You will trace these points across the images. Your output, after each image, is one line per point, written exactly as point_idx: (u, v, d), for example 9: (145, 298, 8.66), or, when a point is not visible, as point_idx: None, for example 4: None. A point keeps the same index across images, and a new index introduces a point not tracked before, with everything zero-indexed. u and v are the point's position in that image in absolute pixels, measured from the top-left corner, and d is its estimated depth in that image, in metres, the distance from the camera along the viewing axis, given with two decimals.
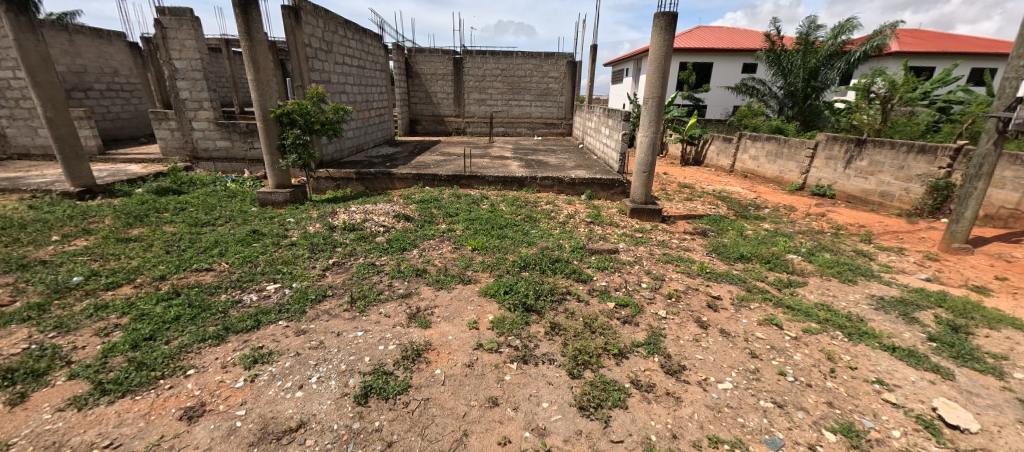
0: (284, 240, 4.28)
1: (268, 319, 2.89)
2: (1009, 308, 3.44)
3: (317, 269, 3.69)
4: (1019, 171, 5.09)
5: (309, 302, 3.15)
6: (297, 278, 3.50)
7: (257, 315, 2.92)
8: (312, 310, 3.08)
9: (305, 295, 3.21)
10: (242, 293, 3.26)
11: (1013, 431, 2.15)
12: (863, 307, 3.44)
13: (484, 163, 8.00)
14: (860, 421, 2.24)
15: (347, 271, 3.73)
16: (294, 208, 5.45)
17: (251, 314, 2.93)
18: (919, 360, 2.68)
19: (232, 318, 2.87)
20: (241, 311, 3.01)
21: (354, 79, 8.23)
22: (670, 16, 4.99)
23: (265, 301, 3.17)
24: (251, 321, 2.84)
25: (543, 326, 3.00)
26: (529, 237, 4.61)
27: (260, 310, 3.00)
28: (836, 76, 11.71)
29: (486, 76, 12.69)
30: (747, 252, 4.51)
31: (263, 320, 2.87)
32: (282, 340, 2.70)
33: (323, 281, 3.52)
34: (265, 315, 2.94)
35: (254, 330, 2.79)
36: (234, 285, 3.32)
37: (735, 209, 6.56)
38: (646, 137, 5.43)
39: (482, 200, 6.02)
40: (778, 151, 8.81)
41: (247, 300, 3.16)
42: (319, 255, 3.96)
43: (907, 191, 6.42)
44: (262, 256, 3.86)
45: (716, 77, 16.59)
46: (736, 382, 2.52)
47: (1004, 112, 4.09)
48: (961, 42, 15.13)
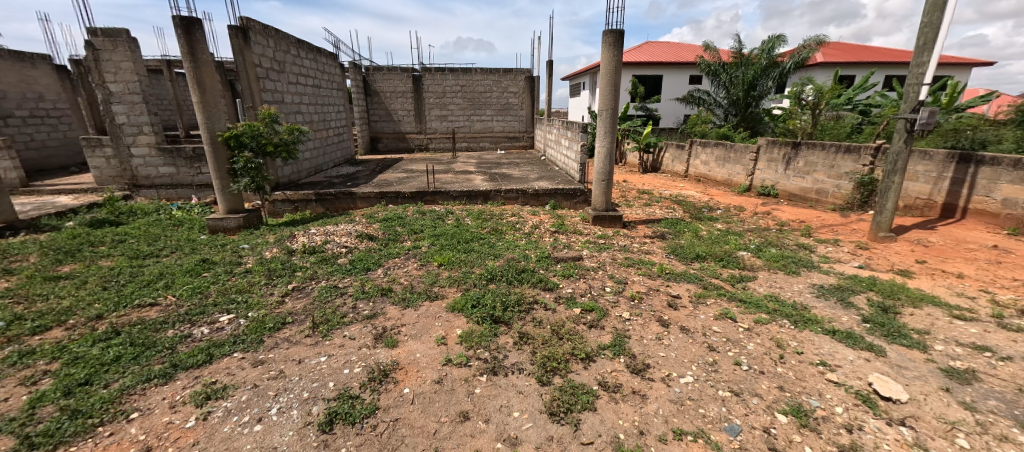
0: (237, 268, 4.09)
1: (222, 352, 2.73)
2: (930, 287, 3.82)
3: (275, 296, 3.54)
4: (928, 166, 5.70)
5: (267, 331, 3.01)
6: (254, 307, 3.34)
7: (209, 349, 2.75)
8: (270, 338, 2.95)
9: (263, 324, 3.07)
10: (192, 327, 3.07)
11: (936, 397, 2.37)
12: (806, 295, 3.71)
13: (448, 179, 8.02)
14: (807, 401, 2.40)
15: (308, 296, 3.59)
16: (248, 233, 5.21)
17: (203, 348, 2.76)
18: (856, 341, 2.92)
19: (181, 354, 2.70)
20: (190, 346, 2.83)
21: (310, 99, 8.06)
22: (618, 33, 5.27)
23: (218, 334, 3.00)
24: (203, 355, 2.68)
25: (512, 336, 3.02)
26: (495, 250, 4.64)
27: (212, 343, 2.83)
28: (772, 85, 12.67)
29: (446, 93, 12.75)
30: (702, 251, 4.75)
31: (216, 353, 2.71)
32: (238, 373, 2.57)
33: (282, 308, 3.37)
34: (218, 348, 2.78)
35: (206, 365, 2.63)
36: (183, 319, 3.13)
37: (690, 212, 6.91)
38: (603, 148, 5.63)
39: (447, 216, 6.01)
40: (725, 156, 9.37)
41: (198, 334, 2.98)
42: (277, 281, 3.81)
43: (838, 187, 6.98)
44: (214, 286, 3.67)
45: (667, 89, 17.51)
46: (696, 375, 2.64)
47: (910, 114, 4.61)
48: (875, 52, 16.82)
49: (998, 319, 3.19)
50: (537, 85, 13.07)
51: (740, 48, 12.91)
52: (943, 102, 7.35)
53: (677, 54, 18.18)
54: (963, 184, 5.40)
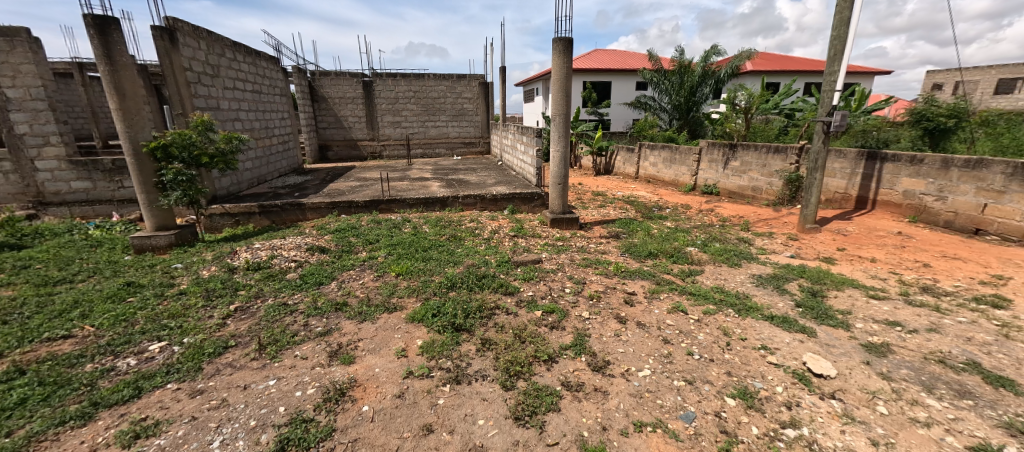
0: (169, 290, 3.78)
1: (152, 384, 2.51)
2: (850, 272, 4.25)
3: (214, 319, 3.30)
4: (843, 163, 6.35)
5: (205, 357, 2.81)
6: (189, 331, 3.10)
7: (136, 382, 2.52)
8: (209, 365, 2.75)
9: (201, 350, 2.86)
10: (116, 359, 2.80)
11: (859, 371, 2.64)
12: (747, 285, 4.01)
13: (403, 186, 7.86)
14: (752, 384, 2.59)
15: (253, 316, 3.38)
16: (180, 251, 4.83)
17: (129, 381, 2.52)
18: (791, 324, 3.19)
19: (102, 391, 2.45)
20: (114, 380, 2.58)
21: (249, 106, 7.62)
22: (567, 41, 5.44)
23: (147, 365, 2.75)
24: (129, 389, 2.45)
25: (474, 343, 3.02)
26: (454, 257, 4.61)
27: (140, 375, 2.59)
28: (709, 92, 13.56)
29: (398, 99, 12.51)
30: (654, 249, 4.98)
31: (146, 386, 2.49)
32: (173, 406, 2.37)
33: (222, 331, 3.16)
34: (147, 380, 2.55)
35: (134, 400, 2.41)
36: (104, 350, 2.84)
37: (642, 212, 7.23)
38: (557, 152, 5.76)
39: (404, 224, 5.90)
40: (671, 157, 9.91)
41: (122, 366, 2.72)
42: (217, 302, 3.56)
43: (770, 184, 7.60)
44: (140, 312, 3.36)
45: (616, 94, 18.24)
46: (653, 368, 2.77)
47: (826, 117, 5.12)
48: (796, 62, 18.49)
49: (905, 297, 3.61)
50: (491, 90, 13.16)
51: (681, 56, 13.73)
52: (853, 106, 8.21)
53: (623, 61, 19.01)
54: (872, 179, 6.05)
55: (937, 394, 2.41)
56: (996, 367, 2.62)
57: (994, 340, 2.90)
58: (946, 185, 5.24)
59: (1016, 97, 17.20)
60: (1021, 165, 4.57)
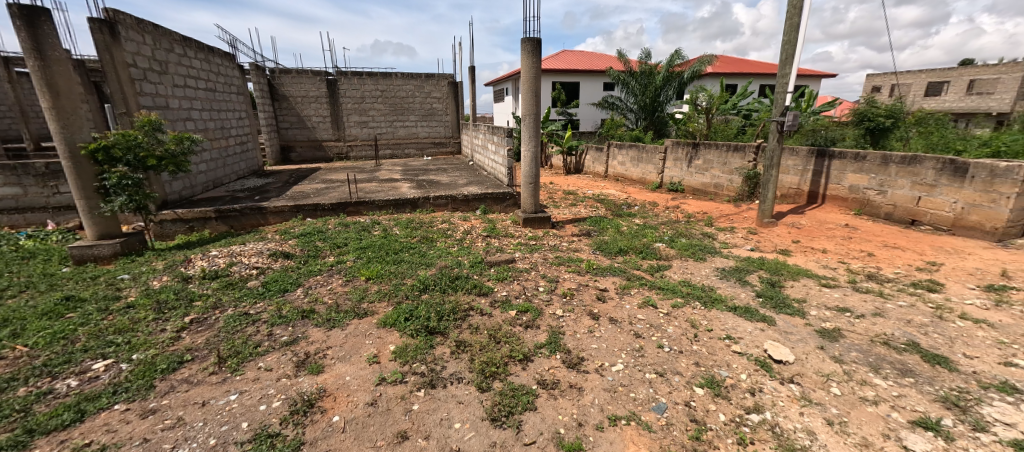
0: (116, 303, 3.53)
1: (97, 406, 2.33)
2: (805, 263, 4.50)
3: (166, 333, 3.11)
4: (797, 160, 6.72)
5: (157, 374, 2.64)
6: (139, 347, 2.90)
7: (78, 405, 2.34)
8: (162, 383, 2.58)
9: (153, 367, 2.68)
10: (54, 381, 2.58)
11: (815, 355, 2.80)
12: (712, 278, 4.17)
13: (372, 188, 7.69)
14: (718, 373, 2.70)
15: (211, 328, 3.22)
16: (127, 261, 4.52)
17: (70, 404, 2.33)
18: (752, 314, 3.34)
19: (38, 417, 2.25)
20: (52, 404, 2.38)
21: (202, 104, 7.23)
22: (536, 41, 5.48)
23: (90, 385, 2.55)
24: (70, 413, 2.27)
25: (448, 346, 2.99)
26: (426, 259, 4.55)
27: (82, 396, 2.40)
28: (673, 93, 14.03)
29: (365, 98, 12.21)
30: (624, 245, 5.10)
31: (89, 409, 2.31)
32: (122, 428, 2.22)
33: (176, 345, 2.98)
34: (91, 402, 2.36)
35: (76, 424, 2.23)
36: (39, 372, 2.61)
37: (612, 210, 7.38)
38: (528, 152, 5.79)
39: (374, 226, 5.77)
40: (639, 156, 10.17)
41: (62, 388, 2.51)
42: (170, 315, 3.35)
43: (731, 181, 7.93)
44: (82, 328, 3.12)
45: (584, 94, 18.53)
46: (626, 362, 2.84)
47: (780, 117, 5.40)
48: (752, 65, 19.40)
49: (853, 284, 3.87)
50: (460, 90, 13.08)
51: (646, 58, 14.13)
52: (804, 107, 8.70)
53: (591, 61, 19.34)
54: (822, 175, 6.43)
55: (883, 373, 2.60)
56: (933, 346, 2.85)
57: (930, 321, 3.15)
58: (886, 180, 5.64)
59: (943, 100, 18.78)
60: (949, 160, 4.98)
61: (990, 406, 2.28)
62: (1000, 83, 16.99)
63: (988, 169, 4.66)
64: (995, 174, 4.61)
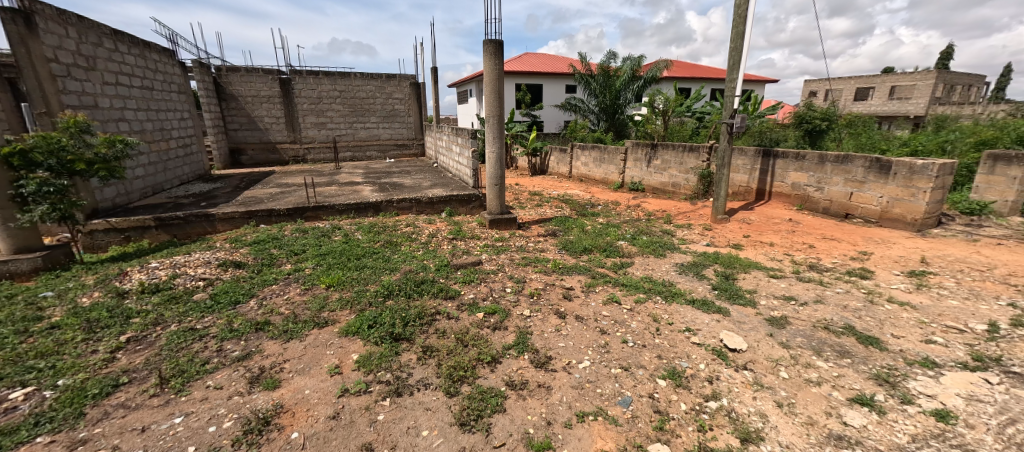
0: (38, 324, 3.20)
1: (15, 440, 2.11)
2: (755, 256, 4.78)
3: (99, 354, 2.86)
4: (746, 160, 7.13)
5: (87, 400, 2.42)
6: (66, 371, 2.65)
7: None
8: (93, 409, 2.38)
9: (82, 393, 2.46)
10: None
11: (765, 342, 2.99)
12: (671, 273, 4.36)
13: (331, 191, 7.43)
14: (679, 364, 2.82)
15: (151, 347, 2.99)
16: (51, 276, 4.13)
17: None
18: (709, 306, 3.52)
19: None
20: None
21: (138, 104, 6.72)
22: (497, 43, 5.50)
23: (6, 418, 2.30)
24: None
25: (415, 352, 2.95)
26: (391, 263, 4.46)
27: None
28: (632, 96, 14.50)
29: (322, 98, 11.79)
30: (588, 244, 5.22)
31: (5, 444, 2.08)
32: None
33: (111, 367, 2.75)
34: (8, 436, 2.14)
35: None
36: None
37: (576, 209, 7.53)
38: (493, 153, 5.80)
39: (334, 232, 5.59)
40: (601, 157, 10.43)
41: None
42: (103, 334, 3.09)
43: (687, 180, 8.30)
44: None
45: (547, 96, 18.79)
46: (593, 359, 2.90)
47: (729, 119, 5.71)
48: (704, 70, 20.41)
49: (797, 274, 4.16)
50: (422, 91, 12.90)
51: (606, 61, 14.53)
52: (751, 109, 9.25)
53: (553, 64, 19.65)
54: (768, 174, 6.86)
55: (824, 356, 2.81)
56: (865, 328, 3.12)
57: (863, 306, 3.45)
58: (823, 177, 6.09)
59: (869, 104, 20.55)
60: (875, 159, 5.46)
61: (914, 380, 2.52)
62: (916, 89, 18.84)
63: (907, 167, 5.15)
64: (913, 171, 5.10)
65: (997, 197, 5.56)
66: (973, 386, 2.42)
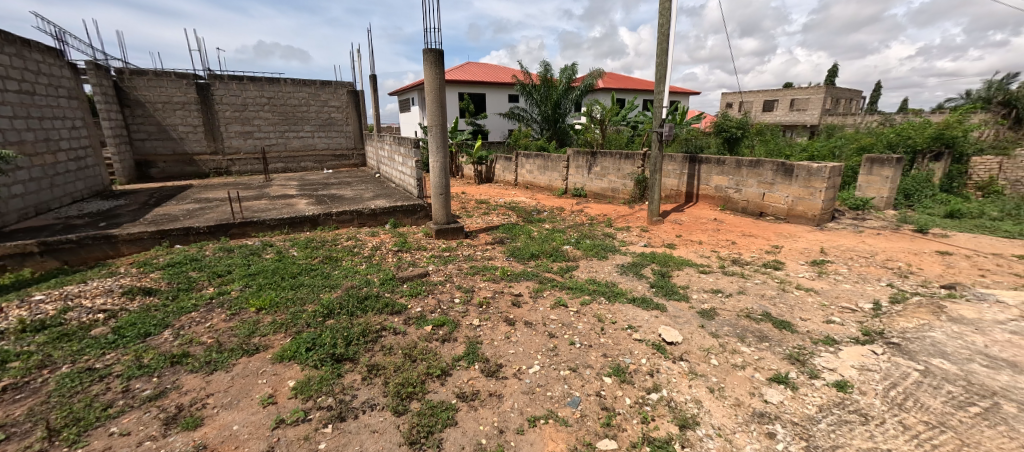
0: None
1: None
2: (686, 254, 5.17)
3: None
4: (675, 165, 7.68)
5: None
6: None
7: None
8: None
9: None
10: None
11: (697, 334, 3.23)
12: (613, 274, 4.58)
13: (261, 206, 6.94)
14: (623, 360, 2.97)
15: (35, 394, 2.58)
16: None
17: None
18: (648, 304, 3.75)
19: None
20: None
21: (15, 110, 5.86)
22: (437, 52, 5.50)
23: None
24: None
25: (359, 372, 2.84)
26: (331, 280, 4.26)
27: None
28: (572, 105, 15.07)
29: (247, 106, 11.00)
30: (535, 250, 5.34)
31: None
32: None
33: None
34: None
35: None
36: None
37: (522, 216, 7.66)
38: (436, 162, 5.76)
39: (266, 249, 5.23)
40: (545, 165, 10.71)
41: None
42: None
43: (624, 185, 8.77)
44: None
45: (490, 106, 18.99)
46: (542, 363, 2.97)
47: (659, 128, 6.13)
48: (637, 82, 21.76)
49: (722, 269, 4.55)
50: (361, 99, 12.49)
51: (545, 72, 15.01)
52: (678, 119, 9.99)
53: (495, 74, 19.92)
54: (694, 178, 7.45)
55: (747, 341, 3.10)
56: (779, 314, 3.48)
57: (777, 293, 3.86)
58: (740, 180, 6.73)
59: (775, 114, 23.05)
60: (780, 163, 6.14)
61: (820, 356, 2.86)
62: (811, 102, 21.47)
63: (806, 169, 5.85)
64: (811, 173, 5.81)
65: (875, 194, 6.50)
66: (864, 357, 2.81)
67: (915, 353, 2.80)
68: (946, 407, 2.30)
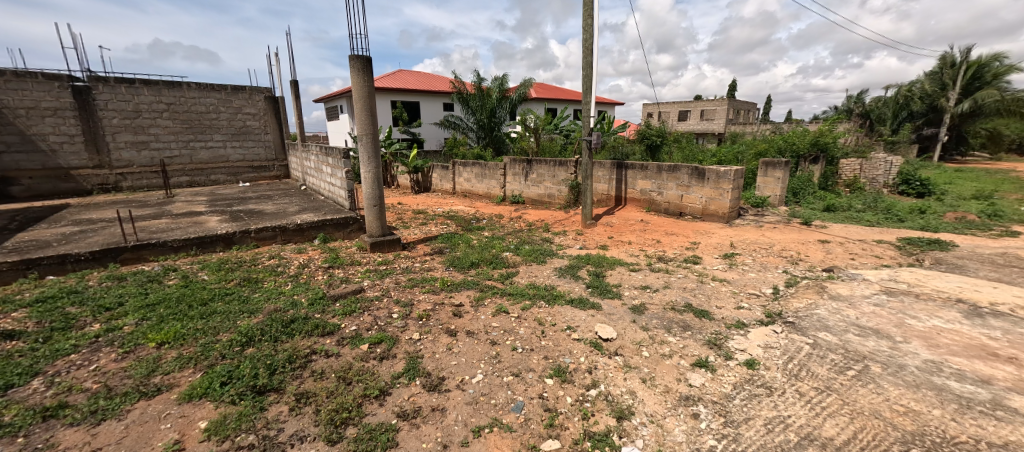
0: None
1: None
2: (618, 254, 5.48)
3: None
4: (605, 171, 8.12)
5: None
6: None
7: None
8: None
9: None
10: None
11: (630, 328, 3.43)
12: (552, 277, 4.73)
13: (162, 225, 6.19)
14: (563, 360, 3.06)
15: None
16: None
17: None
18: (585, 304, 3.91)
19: None
20: None
21: None
22: (364, 59, 5.32)
23: None
24: None
25: (287, 402, 2.64)
26: (251, 305, 3.91)
27: None
28: (506, 114, 15.33)
29: (142, 112, 9.79)
30: (475, 259, 5.33)
31: None
32: None
33: None
34: None
35: None
36: None
37: (461, 225, 7.62)
38: (368, 173, 5.54)
39: (169, 275, 4.68)
40: (482, 173, 10.77)
41: None
42: None
43: (559, 191, 9.09)
44: None
45: (424, 114, 18.71)
46: (485, 371, 2.97)
47: (589, 136, 6.45)
48: (567, 92, 22.75)
49: (649, 266, 4.89)
50: (281, 106, 11.68)
51: (479, 81, 15.13)
52: (605, 127, 10.56)
53: (428, 82, 19.69)
54: (621, 182, 7.93)
55: (673, 331, 3.36)
56: (699, 304, 3.82)
57: (697, 285, 4.24)
58: (662, 183, 7.29)
59: (689, 123, 25.32)
60: (694, 167, 6.76)
61: (732, 339, 3.18)
62: (717, 112, 23.90)
63: (716, 173, 6.50)
64: (719, 176, 6.46)
65: (771, 193, 7.38)
66: (768, 336, 3.17)
67: (807, 329, 3.22)
68: (831, 374, 2.67)
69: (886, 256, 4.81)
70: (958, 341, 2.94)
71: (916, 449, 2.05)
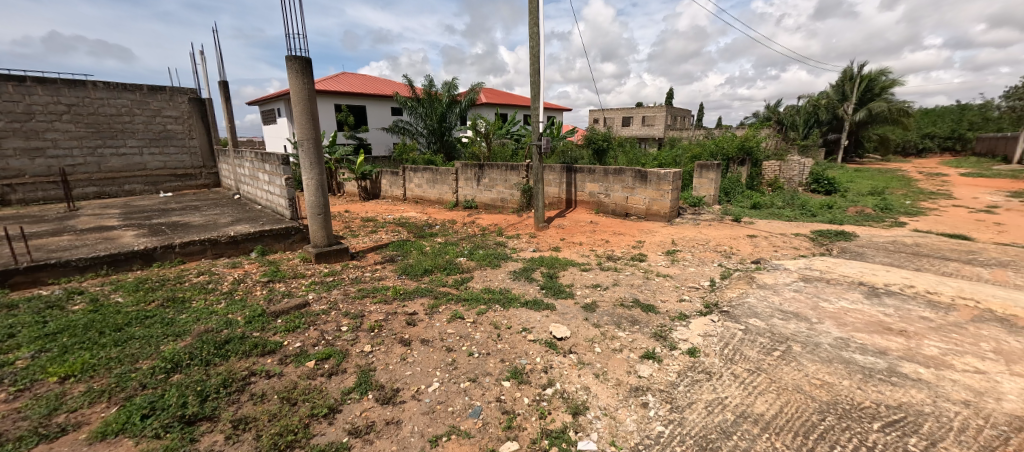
0: None
1: None
2: (570, 254, 5.65)
3: None
4: (555, 174, 8.33)
5: None
6: None
7: None
8: None
9: None
10: None
11: (582, 327, 3.55)
12: (507, 280, 4.78)
13: (64, 243, 5.49)
14: (519, 362, 3.11)
15: None
16: None
17: None
18: (539, 305, 3.99)
19: None
20: None
21: None
22: (303, 61, 5.09)
23: None
24: None
25: (222, 430, 2.45)
26: (177, 327, 3.58)
27: None
28: (456, 119, 15.27)
29: (36, 114, 8.67)
30: (428, 265, 5.26)
31: None
32: None
33: None
34: None
35: None
36: None
37: (413, 232, 7.47)
38: (311, 180, 5.30)
39: (75, 299, 4.17)
40: (433, 178, 10.63)
41: None
42: None
43: (511, 195, 9.19)
44: None
45: (371, 119, 18.15)
46: (441, 379, 2.94)
47: (538, 141, 6.59)
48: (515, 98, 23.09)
49: (600, 265, 5.08)
50: (209, 109, 10.82)
51: (428, 85, 14.95)
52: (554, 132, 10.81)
53: (374, 85, 19.14)
54: (570, 185, 8.19)
55: (623, 327, 3.52)
56: (646, 298, 4.04)
57: (643, 282, 4.47)
58: (609, 186, 7.61)
59: (632, 129, 26.63)
60: (638, 170, 7.14)
61: (676, 331, 3.39)
62: (657, 118, 25.37)
63: (657, 175, 6.90)
64: (660, 178, 6.87)
65: (706, 193, 7.96)
66: (707, 325, 3.42)
67: (739, 317, 3.51)
68: (761, 356, 2.93)
69: (803, 248, 5.36)
70: (861, 319, 3.35)
71: (830, 416, 2.31)
